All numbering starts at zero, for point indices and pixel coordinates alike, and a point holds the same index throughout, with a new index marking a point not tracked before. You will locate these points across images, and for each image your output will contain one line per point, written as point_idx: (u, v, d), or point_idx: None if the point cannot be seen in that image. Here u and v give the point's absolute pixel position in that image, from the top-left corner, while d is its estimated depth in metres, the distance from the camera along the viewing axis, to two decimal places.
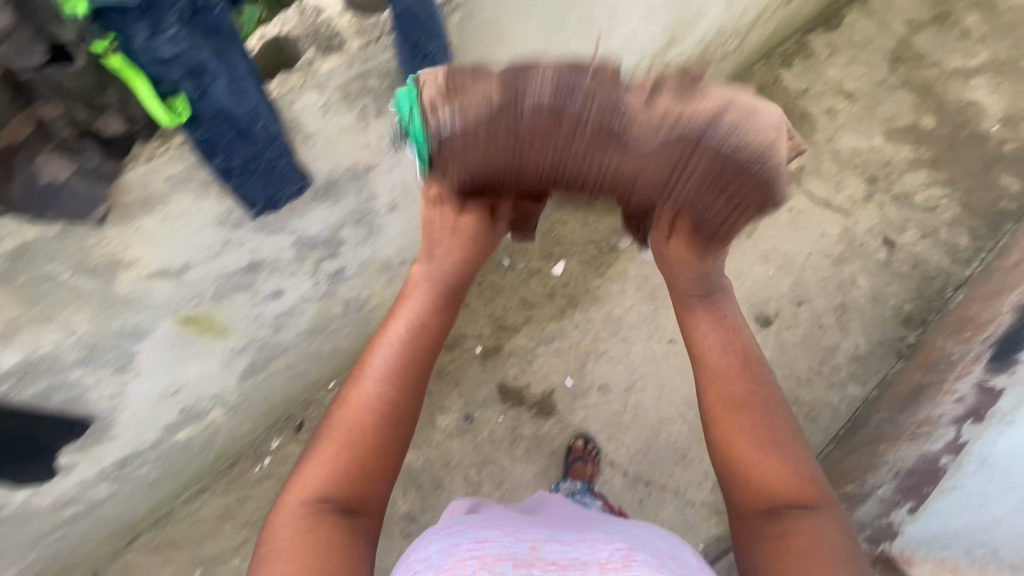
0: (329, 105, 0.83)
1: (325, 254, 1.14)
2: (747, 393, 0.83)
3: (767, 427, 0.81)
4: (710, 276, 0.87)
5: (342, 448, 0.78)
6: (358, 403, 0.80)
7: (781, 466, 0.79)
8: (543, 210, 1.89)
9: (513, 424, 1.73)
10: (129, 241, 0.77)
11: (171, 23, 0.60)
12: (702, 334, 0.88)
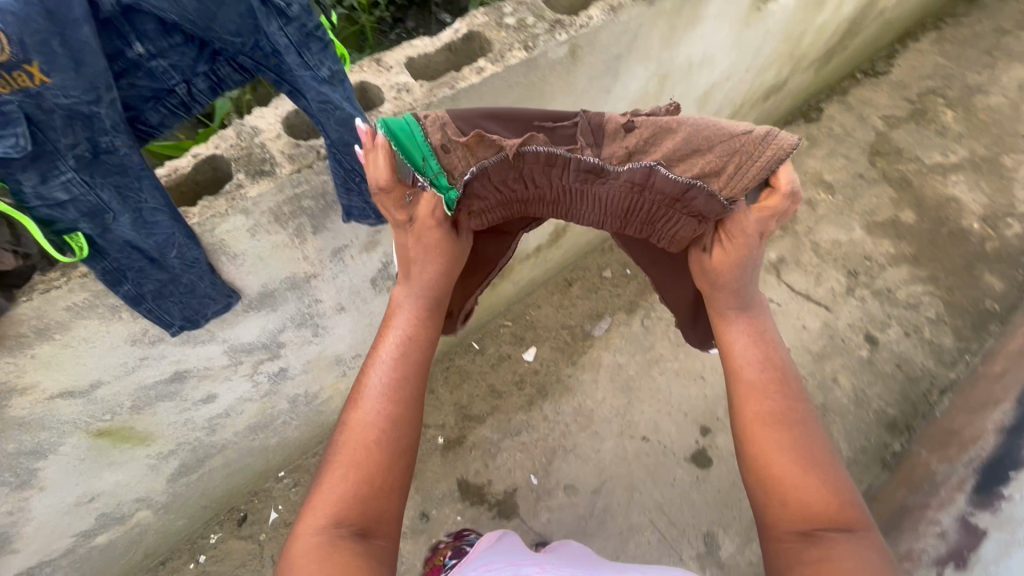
0: (258, 227, 0.81)
1: (264, 357, 1.08)
2: (779, 404, 0.75)
3: (799, 440, 0.72)
4: (745, 289, 0.78)
5: (354, 469, 0.69)
6: (363, 423, 0.71)
7: (815, 478, 0.69)
8: (517, 294, 1.87)
9: (471, 525, 1.62)
10: (22, 369, 0.72)
11: (65, 168, 0.58)
12: (731, 345, 0.79)
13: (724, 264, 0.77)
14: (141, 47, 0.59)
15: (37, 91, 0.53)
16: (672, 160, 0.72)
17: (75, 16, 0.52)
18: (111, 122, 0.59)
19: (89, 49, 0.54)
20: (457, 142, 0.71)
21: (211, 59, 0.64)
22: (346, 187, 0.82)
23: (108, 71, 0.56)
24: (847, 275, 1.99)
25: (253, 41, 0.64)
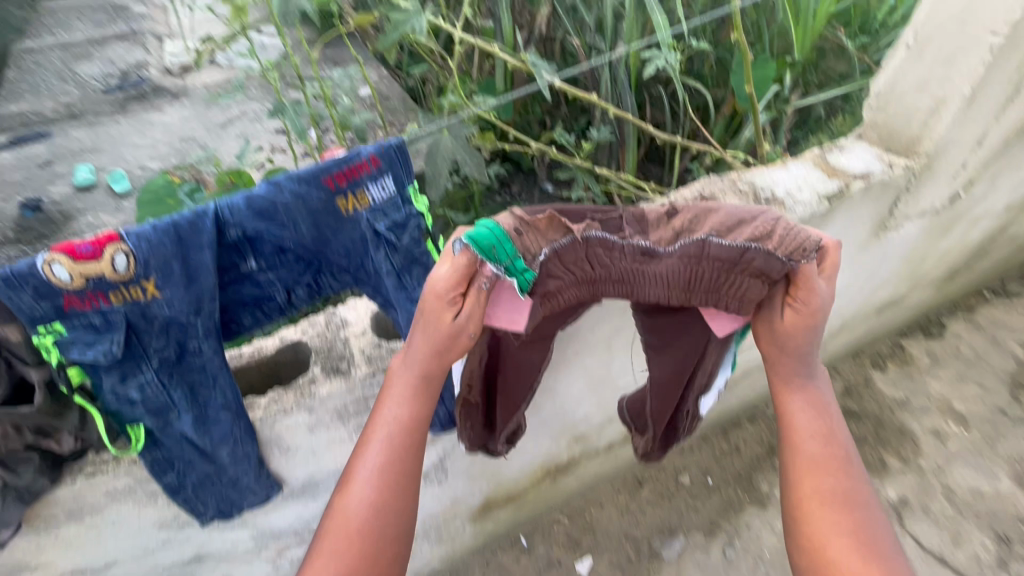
0: (318, 424, 0.76)
1: (292, 543, 0.97)
2: (838, 482, 0.70)
3: (860, 523, 0.67)
4: (810, 359, 0.72)
5: (337, 557, 0.61)
6: (349, 509, 0.63)
7: (872, 567, 0.64)
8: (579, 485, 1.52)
9: None
10: (43, 547, 0.68)
11: (146, 370, 0.57)
12: (793, 419, 0.73)
13: (785, 343, 0.71)
14: (254, 263, 0.60)
15: (145, 303, 0.54)
16: (725, 231, 0.69)
17: (202, 242, 0.54)
18: (205, 330, 0.59)
19: (204, 269, 0.55)
20: (528, 224, 0.66)
21: (317, 273, 0.65)
22: None
23: (215, 286, 0.57)
24: (996, 541, 1.47)
25: (359, 263, 0.64)
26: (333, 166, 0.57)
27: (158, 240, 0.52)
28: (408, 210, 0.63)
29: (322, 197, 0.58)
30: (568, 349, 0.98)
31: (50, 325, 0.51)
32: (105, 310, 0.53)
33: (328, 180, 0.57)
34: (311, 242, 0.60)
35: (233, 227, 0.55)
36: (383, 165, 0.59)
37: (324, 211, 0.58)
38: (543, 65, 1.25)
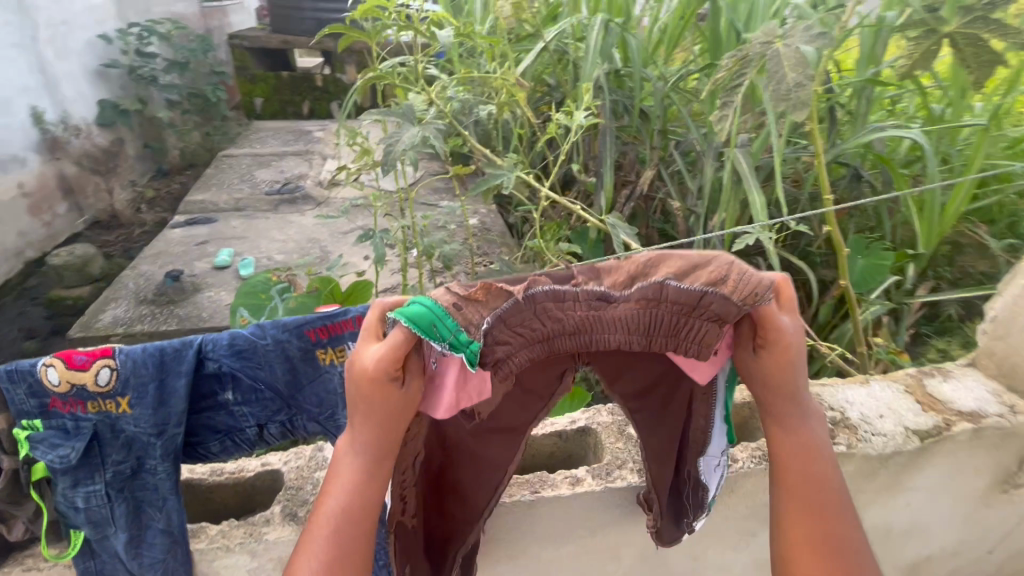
0: (258, 570, 0.71)
1: None
2: (833, 533, 0.61)
3: (850, 574, 0.59)
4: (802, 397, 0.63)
5: None
6: None
7: None
8: None
9: None
10: None
11: (97, 479, 0.59)
12: (786, 459, 0.64)
13: (773, 382, 0.62)
14: (231, 396, 0.62)
15: (115, 416, 0.57)
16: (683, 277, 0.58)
17: (179, 370, 0.58)
18: (163, 452, 0.60)
19: (176, 394, 0.58)
20: (464, 297, 0.57)
21: (291, 415, 0.64)
22: None
23: (184, 412, 0.59)
24: None
25: (330, 413, 0.63)
26: (318, 320, 0.61)
27: (142, 363, 0.57)
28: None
29: (301, 345, 0.60)
30: (562, 549, 0.83)
31: (32, 420, 0.56)
32: (79, 416, 0.57)
33: (309, 332, 0.60)
34: (282, 385, 0.61)
35: (212, 361, 0.59)
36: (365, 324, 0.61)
37: (300, 358, 0.61)
38: (622, 223, 1.31)
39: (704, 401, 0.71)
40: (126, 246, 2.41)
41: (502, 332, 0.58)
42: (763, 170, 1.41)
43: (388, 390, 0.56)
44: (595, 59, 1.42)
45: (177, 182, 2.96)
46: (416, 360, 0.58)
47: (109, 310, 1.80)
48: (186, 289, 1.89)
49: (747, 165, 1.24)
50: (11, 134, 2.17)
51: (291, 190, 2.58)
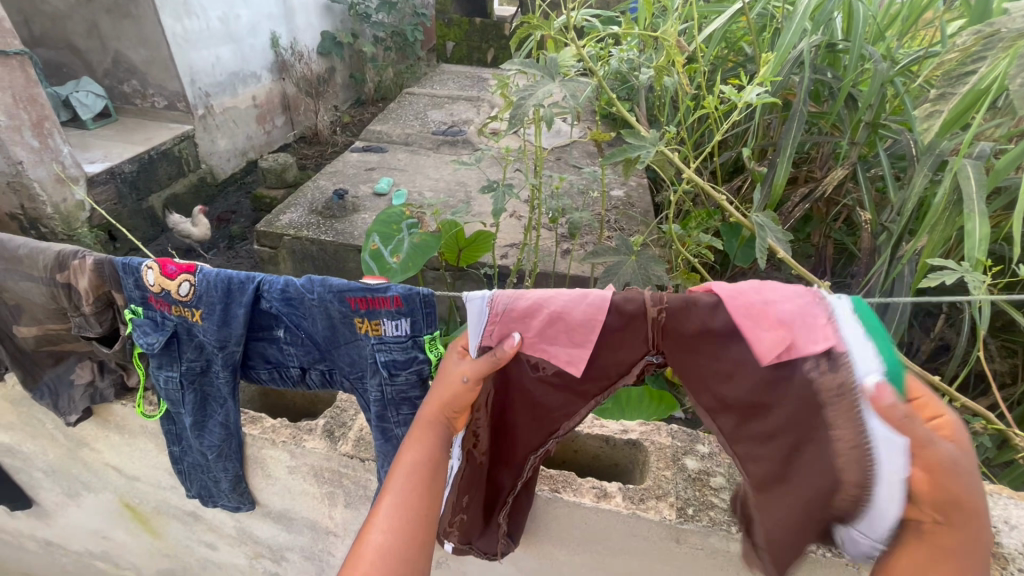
0: (296, 470, 0.79)
1: (266, 554, 1.02)
2: None
3: None
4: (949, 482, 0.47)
5: None
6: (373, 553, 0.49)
7: None
8: None
9: None
10: (100, 437, 0.87)
11: (174, 370, 0.69)
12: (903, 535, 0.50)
13: (946, 500, 0.47)
14: (282, 334, 0.67)
15: (191, 324, 0.65)
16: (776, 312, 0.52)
17: (241, 300, 0.62)
18: (223, 365, 0.67)
19: (237, 319, 0.63)
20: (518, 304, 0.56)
21: (329, 366, 0.67)
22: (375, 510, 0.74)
23: (242, 335, 0.64)
24: None
25: (359, 375, 0.66)
26: (359, 289, 0.59)
27: (214, 285, 0.62)
28: (415, 354, 0.62)
29: (342, 309, 0.60)
30: (573, 556, 0.78)
31: (135, 307, 0.66)
32: (166, 314, 0.65)
33: (350, 300, 0.59)
34: (322, 338, 0.64)
35: (266, 300, 0.62)
36: (402, 307, 0.59)
37: (340, 320, 0.61)
38: (772, 225, 1.08)
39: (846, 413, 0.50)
40: (317, 162, 2.79)
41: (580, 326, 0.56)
42: (1005, 194, 1.00)
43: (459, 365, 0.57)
44: (801, 25, 1.13)
45: (369, 112, 3.31)
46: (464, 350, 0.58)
47: (286, 213, 2.08)
48: (349, 207, 2.10)
49: (981, 180, 0.86)
50: (254, 54, 2.60)
51: (454, 134, 2.69)
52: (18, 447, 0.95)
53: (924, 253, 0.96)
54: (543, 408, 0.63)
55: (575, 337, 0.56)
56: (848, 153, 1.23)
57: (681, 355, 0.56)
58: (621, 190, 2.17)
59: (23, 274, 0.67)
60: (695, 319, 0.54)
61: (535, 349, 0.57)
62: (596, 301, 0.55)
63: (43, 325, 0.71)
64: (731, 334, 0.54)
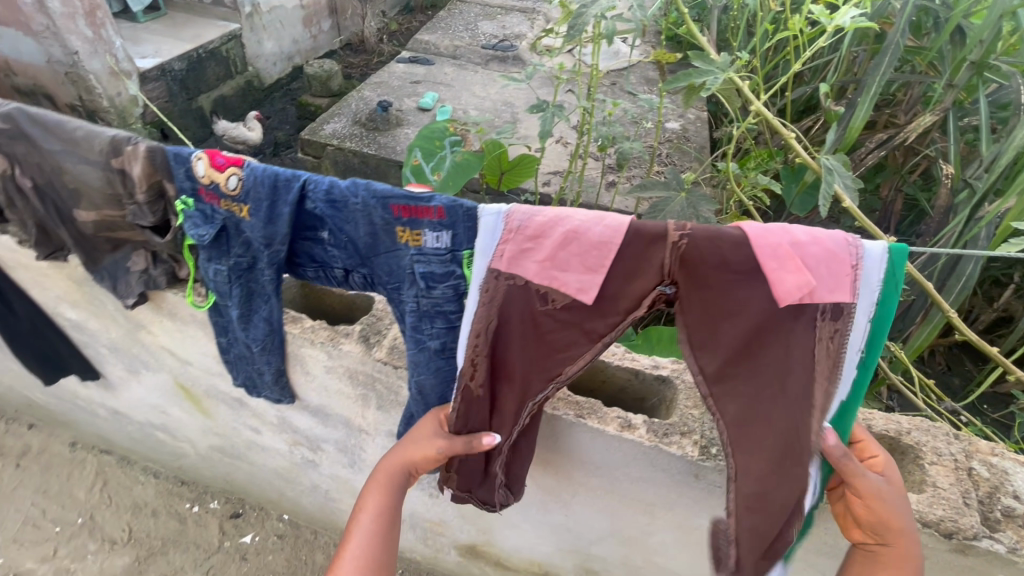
0: (332, 370, 0.83)
1: (305, 444, 1.11)
2: None
3: None
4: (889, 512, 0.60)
5: None
6: None
7: None
8: None
9: None
10: (155, 322, 0.92)
11: (222, 264, 0.70)
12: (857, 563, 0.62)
13: (882, 522, 0.60)
14: (326, 236, 0.65)
15: (239, 220, 0.65)
16: (801, 251, 0.52)
17: (286, 199, 0.61)
18: (268, 263, 0.68)
19: (281, 219, 0.62)
20: (535, 225, 0.55)
21: (369, 273, 0.66)
22: (406, 418, 0.80)
23: (285, 237, 0.64)
24: None
25: (397, 286, 0.65)
26: (404, 196, 0.57)
27: (260, 182, 0.61)
28: (453, 269, 0.60)
29: (385, 216, 0.59)
30: (591, 480, 0.81)
31: (186, 198, 0.66)
32: (215, 208, 0.65)
33: (393, 207, 0.58)
34: (363, 245, 0.63)
35: (311, 201, 0.61)
36: (445, 219, 0.57)
37: (382, 228, 0.60)
38: (842, 169, 0.98)
39: (828, 345, 0.55)
40: (362, 71, 2.70)
41: (594, 252, 0.54)
42: None
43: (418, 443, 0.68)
44: None
45: (417, 20, 3.13)
46: (476, 268, 0.57)
47: (329, 122, 2.05)
48: (392, 120, 2.05)
49: None
50: None
51: (504, 49, 2.53)
52: (83, 323, 1.02)
53: (1009, 216, 0.86)
54: (546, 352, 0.61)
55: (589, 260, 0.55)
56: (941, 97, 1.08)
57: (697, 292, 0.54)
58: (678, 123, 2.02)
59: (79, 157, 0.67)
60: (717, 249, 0.52)
61: (546, 276, 0.56)
62: (616, 224, 0.53)
63: (102, 211, 0.73)
64: (748, 272, 0.53)
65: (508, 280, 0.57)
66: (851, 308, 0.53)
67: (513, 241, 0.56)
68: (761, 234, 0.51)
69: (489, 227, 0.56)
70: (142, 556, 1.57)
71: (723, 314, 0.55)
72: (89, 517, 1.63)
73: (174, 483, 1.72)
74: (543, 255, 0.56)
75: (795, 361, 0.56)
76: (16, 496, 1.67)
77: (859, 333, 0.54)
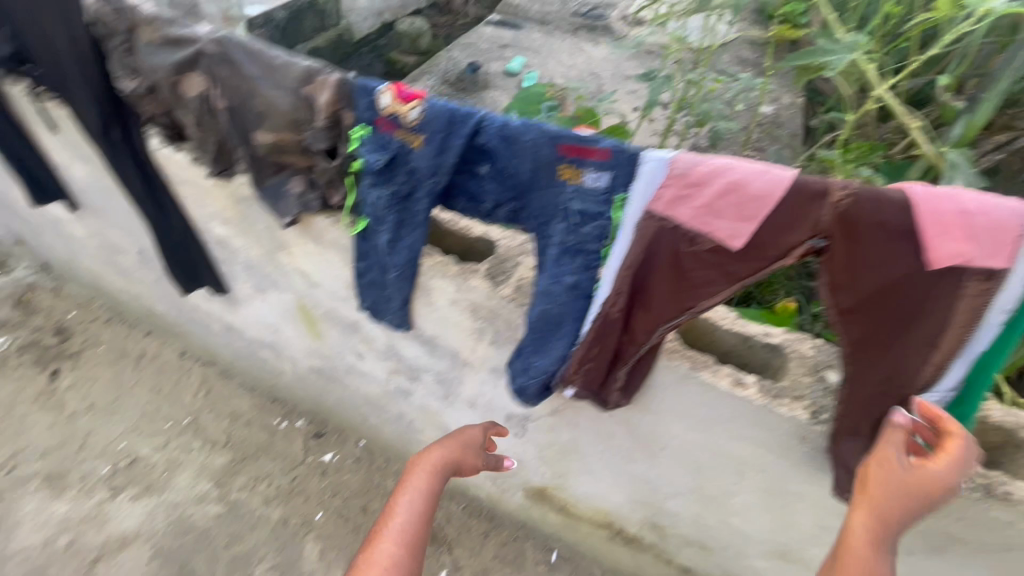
0: (457, 302, 0.90)
1: (405, 373, 1.21)
2: None
3: None
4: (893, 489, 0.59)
5: None
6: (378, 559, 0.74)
7: None
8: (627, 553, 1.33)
9: None
10: (296, 243, 1.03)
11: (384, 190, 0.78)
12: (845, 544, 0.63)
13: (879, 500, 0.60)
14: (485, 170, 0.73)
15: (410, 149, 0.73)
16: (964, 218, 0.53)
17: (461, 132, 0.69)
18: (427, 191, 0.75)
19: (452, 150, 0.70)
20: (696, 172, 0.60)
21: (520, 206, 0.73)
22: (517, 352, 0.85)
23: (451, 166, 0.71)
24: None
25: (545, 223, 0.71)
26: (573, 136, 0.63)
27: (440, 115, 0.69)
28: (605, 210, 0.65)
29: (550, 154, 0.65)
30: (687, 434, 0.85)
31: (363, 126, 0.74)
32: (390, 137, 0.73)
33: (561, 146, 0.64)
34: (521, 180, 0.69)
35: (483, 135, 0.68)
36: (609, 160, 0.62)
37: (544, 165, 0.66)
38: (967, 164, 0.93)
39: (971, 306, 0.58)
40: (449, 31, 2.74)
41: (751, 202, 0.58)
42: None
43: (464, 448, 0.94)
44: None
45: None
46: (633, 207, 0.63)
47: (421, 80, 2.12)
48: (480, 83, 2.09)
49: None
50: None
51: (596, 17, 2.49)
52: (228, 240, 1.15)
53: None
54: (686, 288, 0.67)
55: (744, 210, 0.59)
56: None
57: (849, 247, 0.57)
58: (773, 106, 1.95)
59: (274, 83, 0.77)
60: (878, 211, 0.54)
61: (700, 221, 0.61)
62: (778, 178, 0.56)
63: (279, 134, 0.82)
64: (905, 235, 0.55)
65: (660, 220, 0.63)
66: (1005, 273, 0.55)
67: (673, 186, 0.61)
68: (928, 198, 0.53)
69: (652, 171, 0.61)
70: (237, 460, 1.77)
71: (869, 268, 0.58)
72: (194, 421, 1.84)
73: (264, 401, 1.89)
74: (700, 201, 0.60)
75: (930, 319, 0.60)
76: (134, 393, 1.90)
77: (1004, 300, 0.57)
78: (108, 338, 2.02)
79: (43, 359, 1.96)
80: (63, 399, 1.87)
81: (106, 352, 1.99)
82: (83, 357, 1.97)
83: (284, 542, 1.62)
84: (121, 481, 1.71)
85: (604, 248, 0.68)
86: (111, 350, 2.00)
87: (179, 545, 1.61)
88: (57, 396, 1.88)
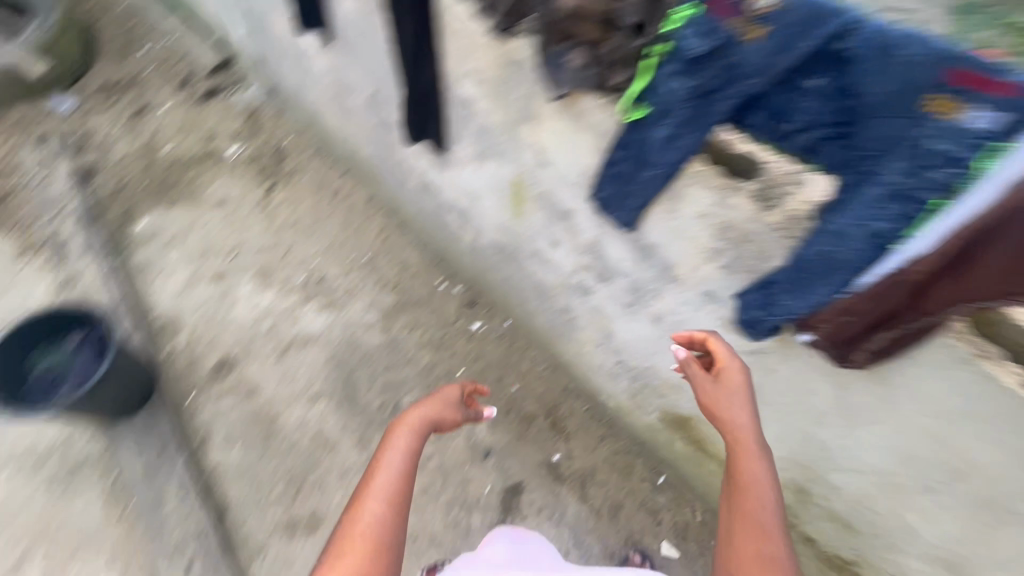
0: (707, 214, 0.90)
1: (595, 272, 1.25)
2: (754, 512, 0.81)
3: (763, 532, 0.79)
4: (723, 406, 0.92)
5: (358, 561, 0.86)
6: (365, 514, 0.91)
7: None
8: None
9: (490, 494, 1.70)
10: (547, 119, 1.05)
11: (684, 82, 0.73)
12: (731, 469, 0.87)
13: (720, 414, 0.92)
14: (819, 82, 0.64)
15: (740, 41, 0.66)
16: None
17: (818, 34, 0.60)
18: (739, 93, 0.70)
19: (796, 52, 0.63)
20: None
21: (846, 131, 0.66)
22: (762, 286, 0.84)
23: (785, 68, 0.64)
24: None
25: (873, 156, 0.64)
26: (976, 62, 0.52)
27: (799, 8, 0.61)
28: (969, 157, 0.56)
29: (930, 78, 0.55)
30: (918, 415, 0.86)
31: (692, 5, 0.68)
32: (720, 23, 0.66)
33: (952, 71, 0.53)
34: (867, 102, 0.61)
35: (846, 41, 0.59)
36: (1016, 100, 0.51)
37: (912, 90, 0.57)
38: None
39: None
40: None
41: None
42: None
43: (446, 404, 1.16)
44: None
45: None
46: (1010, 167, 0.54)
47: None
48: None
49: None
50: None
51: None
52: (473, 101, 1.20)
53: None
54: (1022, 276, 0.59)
55: None
56: None
57: None
58: None
59: None
60: None
61: None
62: None
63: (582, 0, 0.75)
64: None
65: None
66: None
67: None
68: None
69: None
70: (401, 305, 1.99)
71: None
72: (371, 261, 2.08)
73: (430, 261, 2.07)
74: None
75: None
76: (327, 224, 2.16)
77: None
78: (312, 170, 2.27)
79: (262, 173, 2.26)
80: (274, 212, 2.18)
81: (310, 182, 2.25)
82: (293, 179, 2.25)
83: (430, 384, 1.85)
84: (310, 293, 2.01)
85: (938, 204, 0.61)
86: (313, 180, 2.25)
87: (347, 359, 1.90)
88: (270, 209, 2.19)
